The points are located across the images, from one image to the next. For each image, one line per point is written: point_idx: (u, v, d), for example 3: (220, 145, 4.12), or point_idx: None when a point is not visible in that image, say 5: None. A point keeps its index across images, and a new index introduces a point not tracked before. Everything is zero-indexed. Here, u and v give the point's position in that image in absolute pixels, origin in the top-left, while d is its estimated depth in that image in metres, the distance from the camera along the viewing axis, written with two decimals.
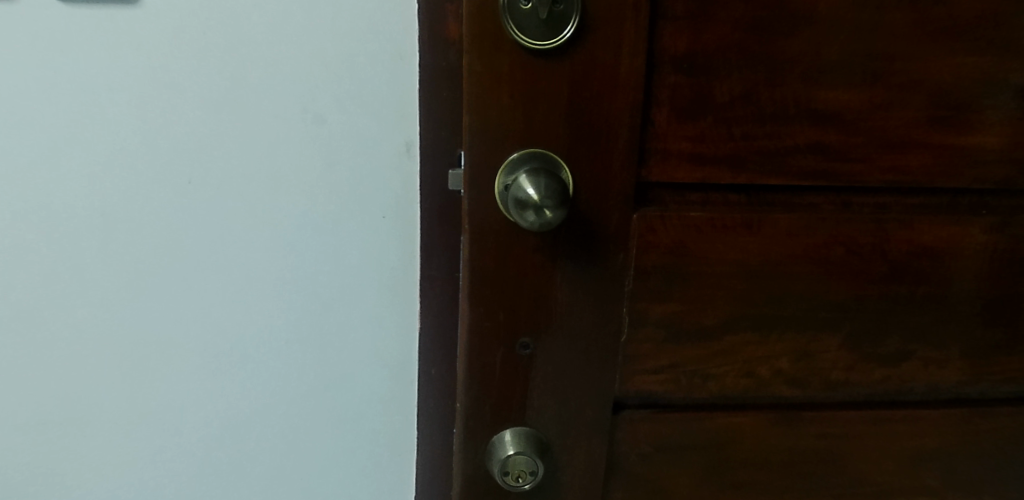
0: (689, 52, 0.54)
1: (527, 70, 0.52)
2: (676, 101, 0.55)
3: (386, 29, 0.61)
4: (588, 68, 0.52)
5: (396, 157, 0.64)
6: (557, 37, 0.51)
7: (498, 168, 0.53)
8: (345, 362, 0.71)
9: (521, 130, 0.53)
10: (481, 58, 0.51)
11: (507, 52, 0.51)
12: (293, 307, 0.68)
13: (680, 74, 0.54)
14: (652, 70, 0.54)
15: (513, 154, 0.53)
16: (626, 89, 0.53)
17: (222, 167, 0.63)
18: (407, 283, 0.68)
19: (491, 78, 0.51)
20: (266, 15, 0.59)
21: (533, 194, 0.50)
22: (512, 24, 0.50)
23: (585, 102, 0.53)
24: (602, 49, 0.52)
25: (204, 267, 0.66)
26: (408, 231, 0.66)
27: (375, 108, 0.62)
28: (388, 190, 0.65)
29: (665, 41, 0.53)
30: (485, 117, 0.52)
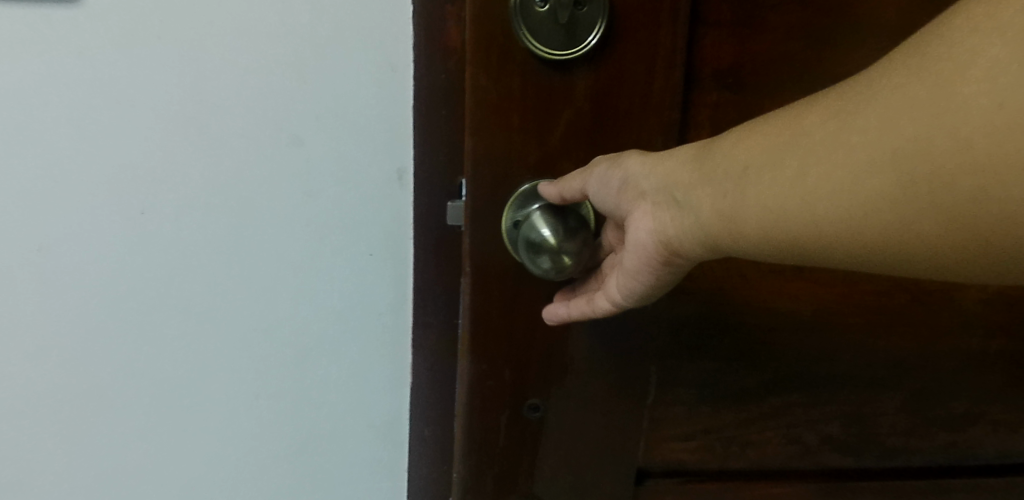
0: (734, 65, 0.45)
1: (541, 84, 0.43)
2: (718, 122, 0.46)
3: (376, 37, 0.52)
4: (615, 83, 0.43)
5: (386, 184, 0.55)
6: (578, 46, 0.42)
7: (505, 201, 0.44)
8: (326, 417, 0.61)
9: (534, 158, 0.44)
10: (487, 69, 0.42)
11: (518, 62, 0.42)
12: (265, 356, 0.59)
13: (723, 90, 0.46)
14: (689, 87, 0.45)
15: (524, 185, 0.44)
16: (660, 109, 0.44)
17: (182, 194, 0.54)
18: (396, 329, 0.59)
19: (498, 94, 0.43)
20: (234, 18, 0.51)
21: (550, 236, 0.42)
22: (524, 29, 0.41)
23: (611, 125, 0.44)
24: (632, 60, 0.43)
25: (160, 312, 0.57)
26: (400, 270, 0.57)
27: (364, 128, 0.54)
28: (376, 223, 0.56)
29: (705, 53, 0.45)
30: (491, 143, 0.43)
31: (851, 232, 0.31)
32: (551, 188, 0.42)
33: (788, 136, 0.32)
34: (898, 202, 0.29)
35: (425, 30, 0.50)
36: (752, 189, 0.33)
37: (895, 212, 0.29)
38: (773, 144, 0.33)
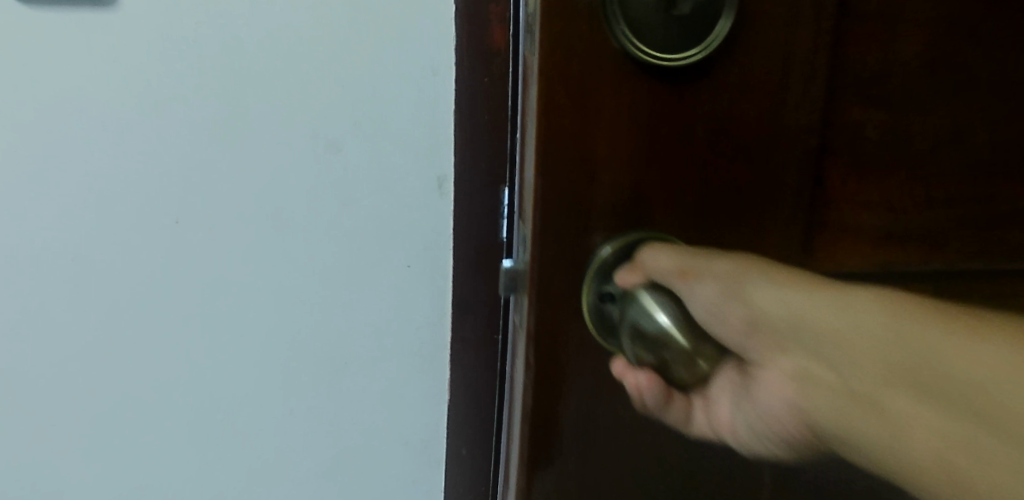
0: (881, 69, 0.35)
1: (636, 96, 0.32)
2: (860, 147, 0.35)
3: (417, 39, 0.50)
4: (738, 95, 0.33)
5: (425, 194, 0.53)
6: (691, 51, 0.31)
7: (584, 270, 0.34)
8: (364, 433, 0.59)
9: (627, 198, 0.33)
10: (556, 58, 0.31)
11: (606, 58, 0.31)
12: (299, 369, 0.57)
13: (869, 106, 0.35)
14: (826, 104, 0.34)
15: (606, 248, 0.33)
16: (776, 114, 0.33)
17: (217, 204, 0.53)
18: (434, 346, 0.56)
19: (576, 105, 0.31)
20: (270, 23, 0.49)
21: (669, 323, 0.30)
22: (619, 13, 0.30)
23: (728, 154, 0.33)
24: (759, 55, 0.33)
25: (195, 321, 0.56)
26: (440, 283, 0.55)
27: (403, 134, 0.51)
28: (415, 234, 0.54)
29: (847, 58, 0.34)
30: (547, 162, 0.32)
31: (931, 436, 0.25)
32: (631, 275, 0.32)
33: (910, 338, 0.27)
34: (999, 428, 0.24)
35: (469, 35, 0.48)
36: (805, 339, 0.29)
37: (984, 435, 0.24)
38: (872, 316, 0.28)
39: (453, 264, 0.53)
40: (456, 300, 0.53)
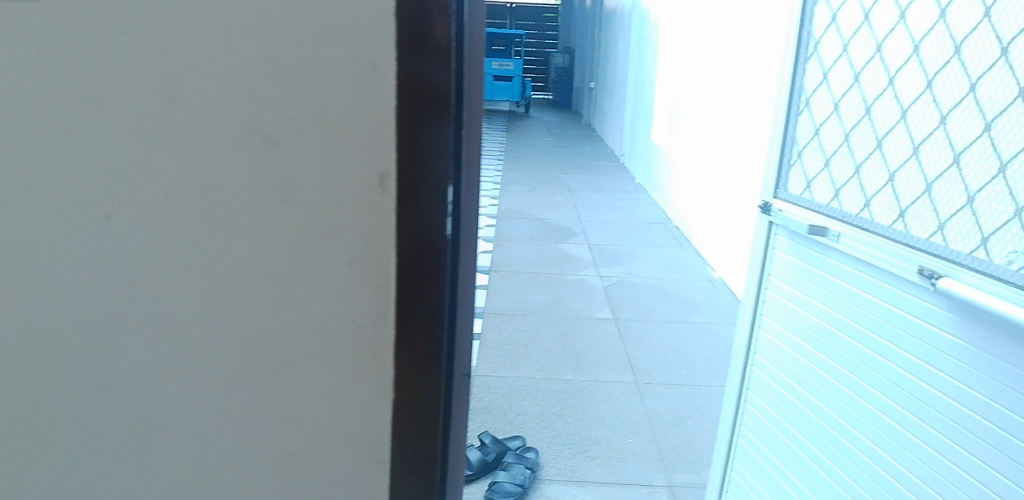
0: None
1: None
2: None
3: (356, 34, 0.48)
4: None
5: (367, 191, 0.51)
6: None
7: None
8: (305, 438, 0.58)
9: None
10: None
11: None
12: (239, 367, 0.56)
13: None
14: None
15: None
16: None
17: (150, 199, 0.52)
18: (377, 345, 0.55)
19: None
20: (200, 12, 0.48)
21: None
22: None
23: None
24: None
25: (128, 319, 0.55)
26: (382, 281, 0.53)
27: (345, 132, 0.50)
28: (357, 232, 0.52)
29: None
30: None
31: None
32: None
33: None
34: None
35: (409, 33, 0.48)
36: None
37: None
38: None
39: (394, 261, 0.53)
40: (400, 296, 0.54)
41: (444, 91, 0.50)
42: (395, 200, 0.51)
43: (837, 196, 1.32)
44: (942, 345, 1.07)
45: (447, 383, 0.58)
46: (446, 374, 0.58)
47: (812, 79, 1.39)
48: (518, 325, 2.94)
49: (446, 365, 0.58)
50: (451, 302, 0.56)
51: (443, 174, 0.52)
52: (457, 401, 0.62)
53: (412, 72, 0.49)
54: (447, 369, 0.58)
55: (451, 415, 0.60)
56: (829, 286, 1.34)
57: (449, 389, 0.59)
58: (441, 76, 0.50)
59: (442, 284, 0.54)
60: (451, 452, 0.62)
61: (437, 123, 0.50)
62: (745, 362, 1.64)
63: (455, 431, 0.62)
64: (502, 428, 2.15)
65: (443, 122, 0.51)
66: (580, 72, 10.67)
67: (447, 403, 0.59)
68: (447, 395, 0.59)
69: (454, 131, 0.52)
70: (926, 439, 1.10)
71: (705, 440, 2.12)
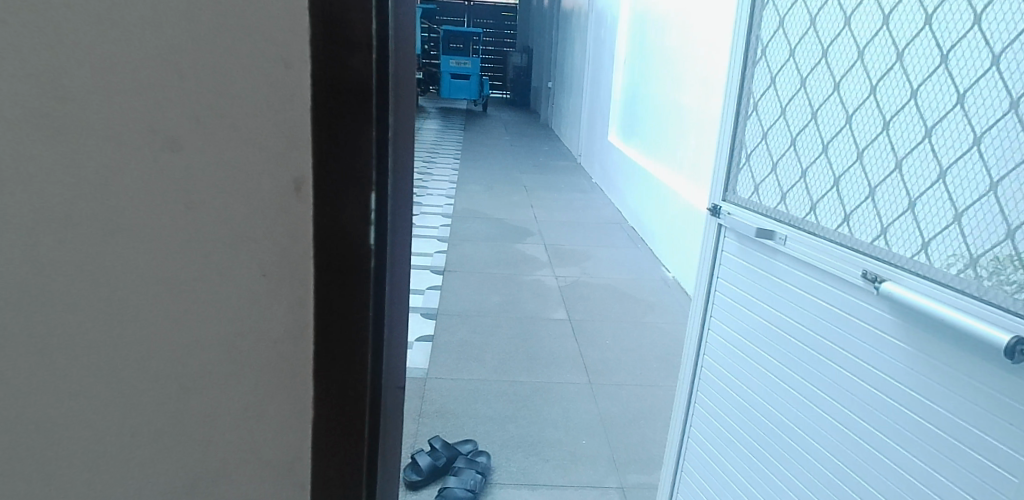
0: None
1: None
2: None
3: (265, 37, 0.48)
4: None
5: (281, 199, 0.52)
6: None
7: None
8: (218, 454, 0.57)
9: None
10: None
11: None
12: (144, 374, 0.55)
13: None
14: None
15: None
16: None
17: (43, 201, 0.51)
18: (293, 352, 0.55)
19: None
20: (96, 13, 0.48)
21: None
22: None
23: None
24: None
25: (21, 327, 0.53)
26: (301, 284, 0.54)
27: (253, 143, 0.50)
28: (270, 242, 0.53)
29: None
30: None
31: None
32: None
33: None
34: None
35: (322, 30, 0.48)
36: None
37: None
38: None
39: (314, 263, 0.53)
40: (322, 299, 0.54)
41: (365, 90, 0.50)
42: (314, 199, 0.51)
43: (783, 200, 1.33)
44: (883, 347, 1.09)
45: (375, 386, 0.57)
46: (374, 377, 0.57)
47: (759, 84, 1.41)
48: (473, 326, 2.91)
49: (373, 368, 0.57)
50: (378, 304, 0.56)
51: (364, 174, 0.51)
52: (389, 408, 0.61)
53: (330, 69, 0.49)
54: (375, 372, 0.57)
55: (380, 420, 0.59)
56: (775, 288, 1.35)
57: (378, 393, 0.58)
58: (361, 74, 0.50)
59: (367, 286, 0.54)
60: (383, 459, 0.60)
61: (357, 120, 0.50)
62: (695, 363, 1.64)
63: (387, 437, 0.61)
64: (453, 431, 2.12)
65: (365, 119, 0.50)
66: (539, 72, 10.68)
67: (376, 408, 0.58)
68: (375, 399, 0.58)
69: (377, 129, 0.52)
70: (869, 439, 1.12)
71: (657, 440, 2.12)
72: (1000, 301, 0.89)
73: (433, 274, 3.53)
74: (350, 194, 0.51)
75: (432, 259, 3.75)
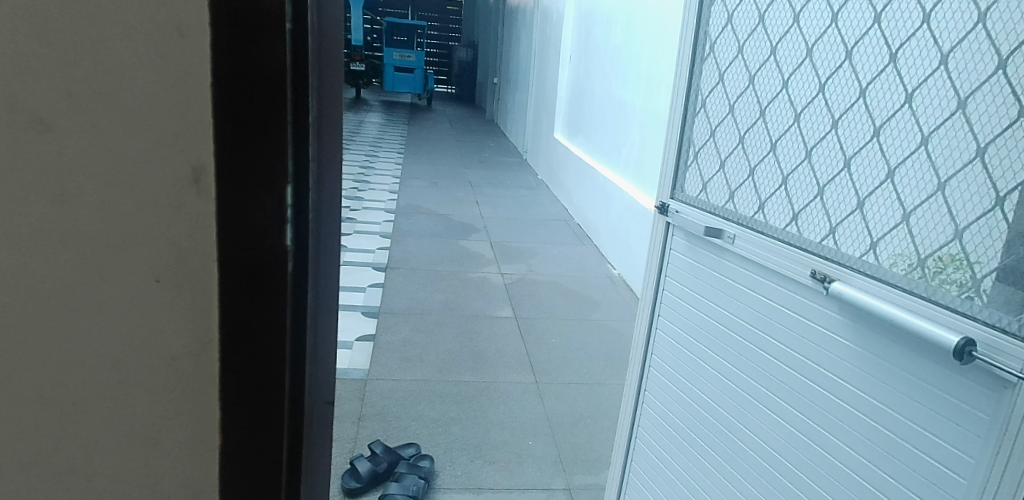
0: None
1: None
2: None
3: (150, 14, 0.45)
4: None
5: (178, 194, 0.49)
6: None
7: None
8: (114, 464, 0.54)
9: None
10: None
11: None
12: (19, 379, 0.50)
13: None
14: None
15: None
16: None
17: None
18: (193, 359, 0.52)
19: None
20: None
21: None
22: None
23: None
24: None
25: None
26: (208, 283, 0.51)
27: (146, 140, 0.48)
28: (165, 240, 0.50)
29: None
30: None
31: None
32: None
33: None
34: None
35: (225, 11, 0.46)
36: None
37: None
38: None
39: (222, 260, 0.51)
40: (230, 296, 0.51)
41: (278, 76, 0.48)
42: (222, 189, 0.49)
43: (732, 198, 1.32)
44: (830, 347, 1.08)
45: (294, 379, 0.56)
46: (294, 369, 0.56)
47: (708, 81, 1.39)
48: (416, 326, 2.82)
49: (292, 360, 0.56)
50: (297, 298, 0.54)
51: (279, 160, 0.50)
52: (312, 402, 0.60)
53: (237, 52, 0.47)
54: (295, 367, 0.56)
55: (302, 413, 0.57)
56: (722, 287, 1.34)
57: (299, 386, 0.57)
58: (275, 61, 0.48)
59: (283, 282, 0.53)
60: (305, 454, 0.59)
61: (270, 104, 0.49)
62: (643, 364, 1.62)
63: (310, 430, 0.59)
64: (396, 435, 2.03)
65: (279, 103, 0.49)
66: (484, 68, 10.59)
67: (297, 401, 0.57)
68: (296, 393, 0.56)
69: (292, 113, 0.51)
70: (817, 440, 1.12)
71: (604, 440, 2.10)
72: (948, 301, 0.89)
73: (375, 272, 3.41)
74: (264, 182, 0.50)
75: (374, 257, 3.63)
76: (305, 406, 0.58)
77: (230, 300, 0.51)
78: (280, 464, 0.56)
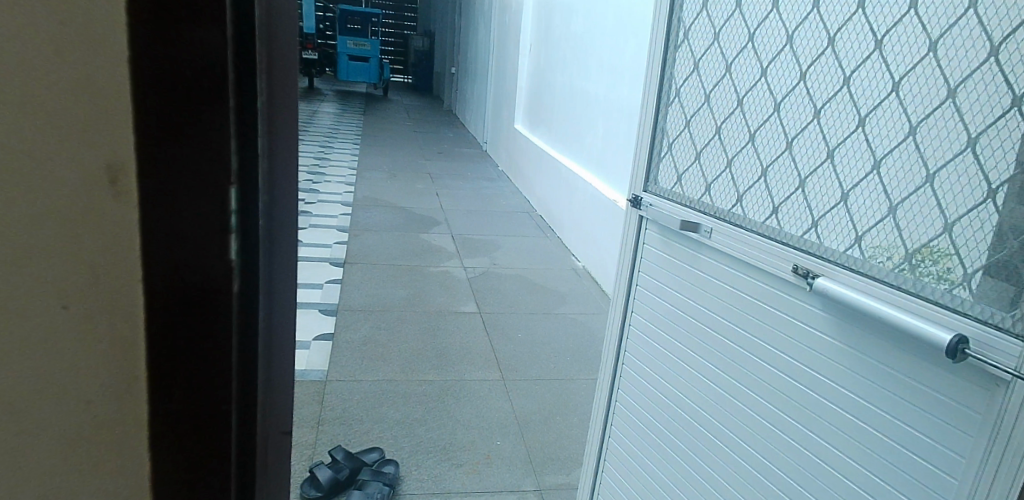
0: None
1: None
2: None
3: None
4: None
5: (105, 197, 0.45)
6: None
7: None
8: (37, 488, 0.49)
9: None
10: None
11: None
12: None
13: None
14: None
15: None
16: None
17: None
18: (127, 377, 0.48)
19: None
20: None
21: None
22: None
23: None
24: None
25: None
26: (140, 295, 0.46)
27: (70, 133, 0.43)
28: (94, 248, 0.46)
29: None
30: None
31: None
32: None
33: None
34: None
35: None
36: None
37: None
38: None
39: (154, 270, 0.46)
40: (164, 309, 0.47)
41: (213, 64, 0.43)
42: (157, 186, 0.45)
43: (708, 191, 1.28)
44: (814, 344, 1.05)
45: (242, 398, 0.51)
46: (240, 388, 0.50)
47: (682, 69, 1.34)
48: (377, 323, 2.72)
49: (241, 377, 0.50)
50: (244, 309, 0.49)
51: (218, 154, 0.45)
52: (265, 424, 0.54)
53: (169, 35, 0.42)
54: (243, 386, 0.51)
55: (255, 434, 0.52)
56: (698, 282, 1.30)
57: (249, 404, 0.51)
58: (209, 47, 0.43)
59: (226, 293, 0.48)
60: (261, 476, 0.54)
61: (205, 89, 0.44)
62: (616, 361, 1.58)
63: (266, 452, 0.54)
64: (358, 439, 1.93)
65: (217, 89, 0.44)
66: (442, 57, 10.42)
67: (244, 421, 0.52)
68: (242, 412, 0.51)
69: (234, 100, 0.45)
70: (798, 438, 1.09)
71: (574, 438, 2.05)
72: (936, 297, 0.86)
73: (333, 267, 3.29)
74: (202, 178, 0.45)
75: (331, 252, 3.50)
76: (256, 428, 0.52)
77: (168, 311, 0.47)
78: (226, 493, 0.51)
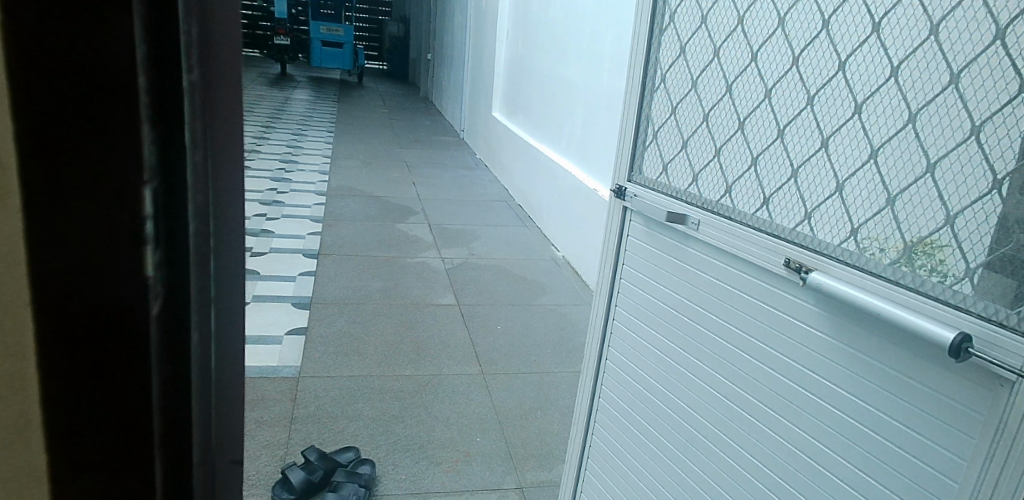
0: None
1: None
2: None
3: None
4: None
5: None
6: None
7: None
8: None
9: None
10: None
11: None
12: None
13: None
14: None
15: None
16: None
17: None
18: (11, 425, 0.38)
19: None
20: None
21: None
22: None
23: None
24: None
25: None
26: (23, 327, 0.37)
27: None
28: None
29: None
30: None
31: None
32: None
33: None
34: None
35: None
36: None
37: None
38: None
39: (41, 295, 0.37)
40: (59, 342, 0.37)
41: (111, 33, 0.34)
42: (42, 188, 0.35)
43: (695, 181, 1.23)
44: (806, 341, 1.01)
45: (169, 434, 0.43)
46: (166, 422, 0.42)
47: (667, 54, 1.29)
48: (352, 316, 2.64)
49: (168, 411, 0.42)
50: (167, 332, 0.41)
51: (133, 144, 0.36)
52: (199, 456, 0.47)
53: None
54: (170, 419, 0.43)
55: (187, 471, 0.45)
56: (685, 276, 1.26)
57: (177, 439, 0.44)
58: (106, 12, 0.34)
59: (143, 315, 0.39)
60: None
61: (106, 64, 0.34)
62: (600, 356, 1.53)
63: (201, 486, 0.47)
64: (332, 439, 1.86)
65: (127, 63, 0.35)
66: (417, 43, 10.26)
67: (173, 459, 0.44)
68: (172, 448, 0.44)
69: (145, 75, 0.37)
70: (790, 438, 1.05)
71: (555, 433, 2.00)
72: (938, 293, 0.82)
73: (306, 259, 3.20)
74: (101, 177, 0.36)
75: (304, 243, 3.40)
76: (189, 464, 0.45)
77: (69, 343, 0.37)
78: None
